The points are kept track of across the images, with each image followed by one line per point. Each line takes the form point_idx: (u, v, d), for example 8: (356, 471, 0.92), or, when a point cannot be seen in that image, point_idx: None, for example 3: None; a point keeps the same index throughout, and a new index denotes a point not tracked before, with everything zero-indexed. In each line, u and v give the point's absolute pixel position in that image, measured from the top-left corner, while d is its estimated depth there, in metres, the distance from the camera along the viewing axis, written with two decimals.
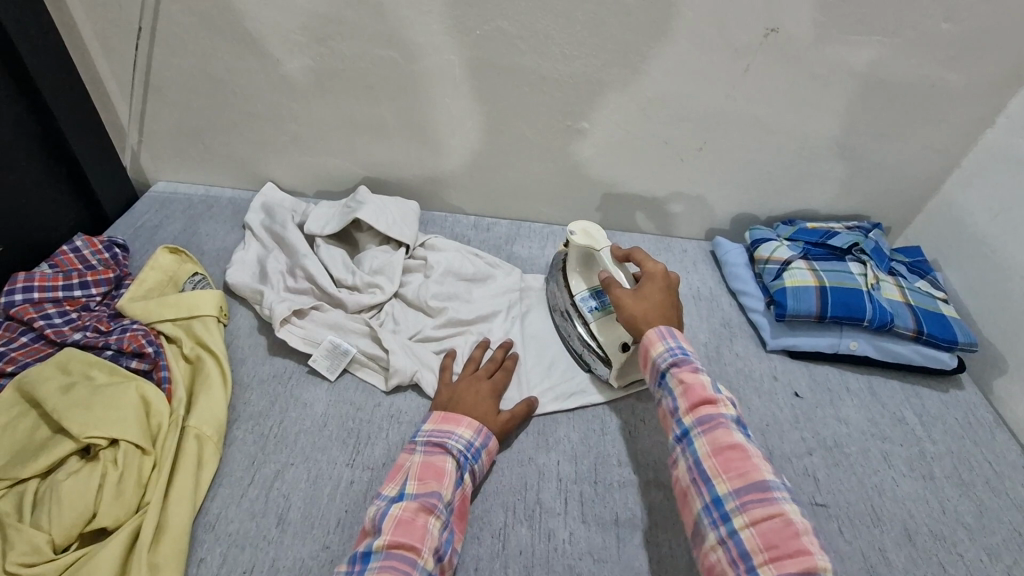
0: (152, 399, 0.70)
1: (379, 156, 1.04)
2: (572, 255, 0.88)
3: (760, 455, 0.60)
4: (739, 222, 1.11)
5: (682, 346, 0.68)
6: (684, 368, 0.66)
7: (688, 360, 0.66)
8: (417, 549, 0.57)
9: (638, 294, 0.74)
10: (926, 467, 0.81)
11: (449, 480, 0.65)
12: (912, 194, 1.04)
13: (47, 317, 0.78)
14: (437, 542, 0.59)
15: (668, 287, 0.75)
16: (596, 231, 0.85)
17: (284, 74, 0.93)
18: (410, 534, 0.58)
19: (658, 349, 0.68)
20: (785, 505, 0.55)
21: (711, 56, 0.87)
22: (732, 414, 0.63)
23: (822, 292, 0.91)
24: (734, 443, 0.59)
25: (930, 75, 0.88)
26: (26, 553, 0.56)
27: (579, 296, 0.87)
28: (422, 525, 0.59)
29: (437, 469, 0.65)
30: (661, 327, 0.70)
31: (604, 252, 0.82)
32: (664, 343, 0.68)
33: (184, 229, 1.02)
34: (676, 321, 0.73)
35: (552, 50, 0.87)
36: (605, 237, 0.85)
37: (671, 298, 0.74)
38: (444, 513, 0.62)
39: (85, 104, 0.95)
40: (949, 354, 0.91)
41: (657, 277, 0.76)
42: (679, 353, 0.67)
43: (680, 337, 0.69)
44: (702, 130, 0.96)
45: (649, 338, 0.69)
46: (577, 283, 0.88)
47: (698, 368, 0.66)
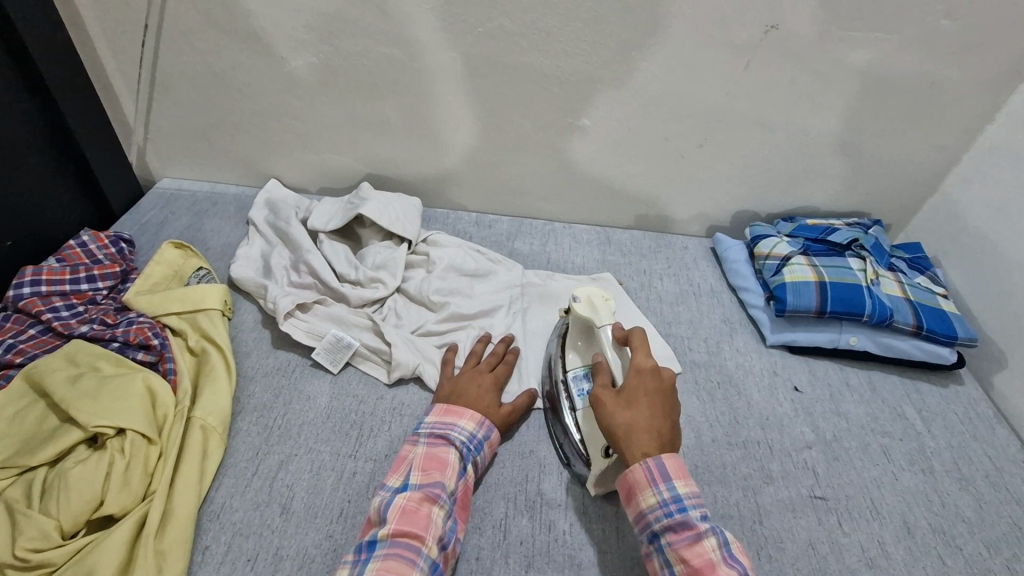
0: (158, 390, 0.71)
1: (382, 153, 1.05)
2: (574, 324, 0.83)
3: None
4: (739, 219, 1.11)
5: (676, 492, 0.60)
6: (680, 533, 0.58)
7: (689, 524, 0.58)
8: (421, 537, 0.58)
9: (624, 401, 0.66)
10: (926, 461, 0.82)
11: (451, 471, 0.66)
12: (913, 190, 1.04)
13: (54, 309, 0.79)
14: (441, 531, 0.60)
15: (663, 390, 0.66)
16: (600, 299, 0.80)
17: (288, 72, 0.94)
18: (414, 523, 0.59)
19: (647, 498, 0.60)
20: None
21: (712, 53, 0.88)
22: (717, 540, 0.58)
23: (821, 288, 0.91)
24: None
25: (929, 71, 0.88)
26: (35, 539, 0.57)
27: (572, 373, 0.80)
28: (426, 515, 0.60)
29: (440, 460, 0.66)
30: (651, 460, 0.61)
31: (604, 330, 0.77)
32: (654, 490, 0.60)
33: (189, 225, 1.04)
34: (669, 440, 0.64)
35: (553, 48, 0.88)
36: (609, 309, 0.79)
37: (664, 403, 0.66)
38: (447, 503, 0.62)
39: (92, 101, 0.96)
40: (949, 350, 0.92)
41: (649, 377, 0.67)
42: (676, 512, 0.59)
43: (674, 476, 0.61)
44: (703, 127, 0.97)
45: (635, 475, 0.61)
46: (573, 359, 0.81)
47: (701, 534, 0.57)
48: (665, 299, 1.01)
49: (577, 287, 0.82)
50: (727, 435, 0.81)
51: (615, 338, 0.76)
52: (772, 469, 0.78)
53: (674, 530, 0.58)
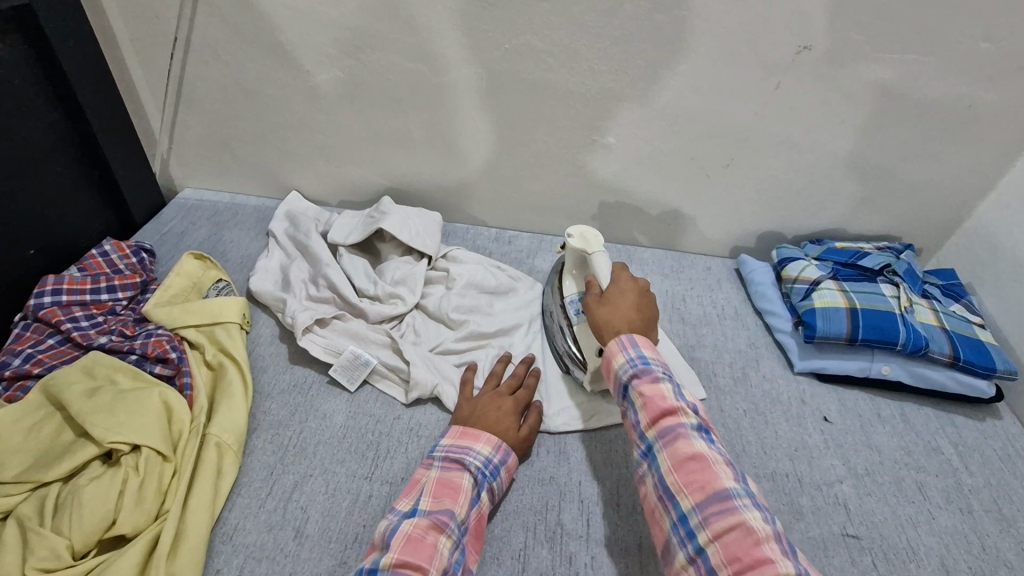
0: (174, 406, 0.70)
1: (403, 167, 1.04)
2: (568, 258, 0.87)
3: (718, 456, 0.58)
4: (765, 240, 1.09)
5: (650, 374, 0.64)
6: (643, 376, 0.64)
7: (650, 370, 0.64)
8: (424, 569, 0.55)
9: (605, 301, 0.74)
10: (964, 499, 0.78)
11: (464, 497, 0.63)
12: (946, 215, 1.01)
13: (74, 320, 0.79)
14: (446, 563, 0.57)
15: (639, 292, 0.75)
16: (593, 235, 0.83)
17: (314, 86, 0.94)
18: (419, 553, 0.56)
19: (617, 360, 0.67)
20: (747, 512, 0.52)
21: (741, 72, 0.86)
22: (693, 422, 0.60)
23: (852, 315, 0.88)
24: (688, 448, 0.57)
25: (967, 95, 0.86)
26: (46, 559, 0.56)
27: (568, 298, 0.87)
28: (432, 544, 0.57)
29: (453, 486, 0.64)
30: (623, 335, 0.69)
31: (597, 258, 0.81)
32: (626, 358, 0.66)
33: (209, 236, 1.03)
34: (642, 329, 0.72)
35: (580, 65, 0.87)
36: (601, 241, 0.83)
37: (642, 304, 0.74)
38: (455, 532, 0.60)
39: (118, 111, 0.97)
40: (987, 381, 0.88)
41: (627, 285, 0.76)
42: (640, 364, 0.65)
43: (654, 373, 0.64)
44: (730, 146, 0.95)
45: (612, 349, 0.68)
46: (570, 285, 0.87)
47: (660, 377, 0.63)
48: (688, 320, 0.99)
49: (569, 226, 0.85)
50: (754, 466, 0.79)
51: (608, 266, 0.80)
52: (802, 503, 0.75)
53: (654, 424, 0.61)
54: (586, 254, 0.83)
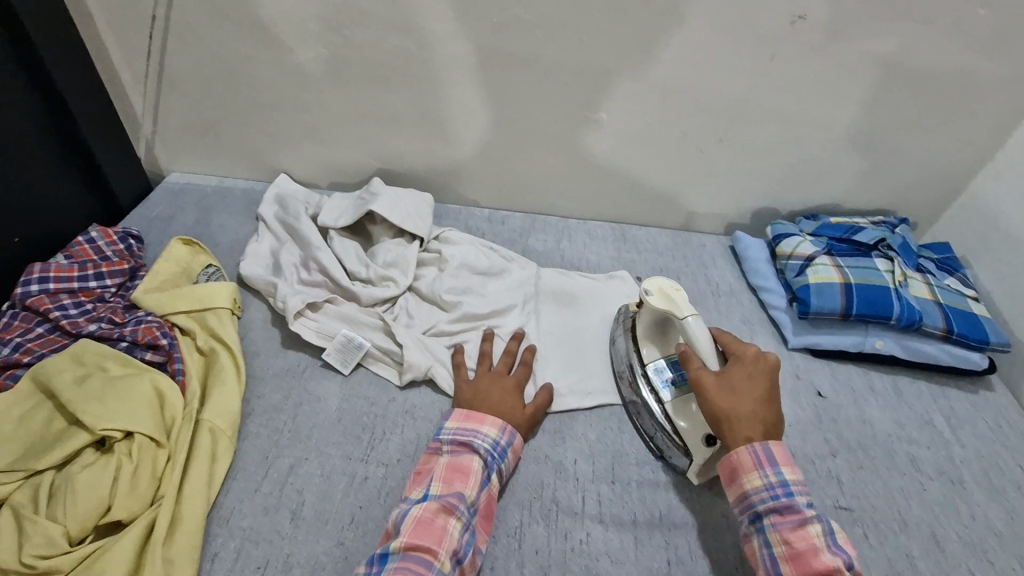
0: (167, 392, 0.69)
1: (393, 147, 1.02)
2: (644, 316, 0.80)
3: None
4: (760, 216, 1.08)
5: (784, 478, 0.62)
6: (786, 516, 0.60)
7: (794, 508, 0.60)
8: (434, 551, 0.57)
9: (727, 386, 0.67)
10: (954, 470, 0.79)
11: (474, 480, 0.64)
12: (940, 188, 1.01)
13: (62, 307, 0.78)
14: (457, 545, 0.58)
15: (769, 380, 0.68)
16: (674, 291, 0.75)
17: (298, 64, 0.92)
18: (428, 536, 0.58)
19: (752, 479, 0.63)
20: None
21: (735, 43, 0.84)
22: (821, 528, 0.59)
23: (847, 290, 0.88)
24: (818, 567, 0.57)
25: (963, 63, 0.84)
26: (41, 546, 0.56)
27: (653, 365, 0.78)
28: (441, 527, 0.59)
29: (463, 469, 0.65)
30: (757, 445, 0.64)
31: (689, 321, 0.72)
32: (761, 472, 0.63)
33: (197, 221, 1.02)
34: (774, 427, 0.66)
35: (570, 39, 0.85)
36: (687, 300, 0.74)
37: (766, 390, 0.68)
38: (465, 515, 0.60)
39: (99, 93, 0.94)
40: (980, 354, 0.88)
41: (752, 366, 0.69)
42: (782, 496, 0.61)
43: (781, 461, 0.63)
44: (724, 121, 0.93)
45: (741, 459, 0.64)
46: (649, 350, 0.79)
47: (807, 518, 0.60)
48: None
49: (646, 279, 0.77)
50: None
51: (704, 330, 0.71)
52: None
53: (779, 513, 0.61)
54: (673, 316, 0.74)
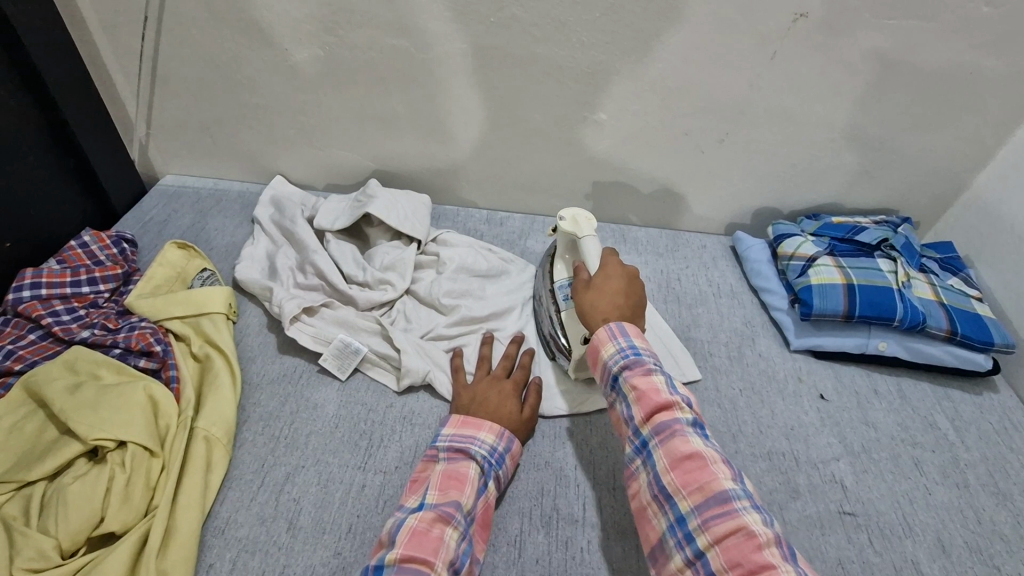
0: (161, 401, 0.68)
1: (390, 149, 1.01)
2: (561, 241, 0.85)
3: (689, 410, 0.59)
4: (761, 216, 1.07)
5: (635, 345, 0.64)
6: (635, 369, 0.62)
7: (654, 390, 0.60)
8: (431, 562, 0.55)
9: (593, 287, 0.72)
10: (960, 474, 0.78)
11: (471, 488, 0.63)
12: (944, 187, 1.00)
13: (54, 314, 0.77)
14: (453, 556, 0.57)
15: (629, 278, 0.73)
16: (585, 219, 0.81)
17: (293, 65, 0.91)
18: (423, 547, 0.56)
19: (608, 351, 0.65)
20: (747, 516, 0.50)
21: (736, 42, 0.83)
22: (689, 418, 0.58)
23: (849, 291, 0.87)
24: (660, 401, 0.59)
25: (968, 61, 0.83)
26: (33, 559, 0.55)
27: (558, 282, 0.85)
28: (438, 537, 0.57)
29: (460, 476, 0.63)
30: (611, 323, 0.67)
31: (587, 242, 0.79)
32: (614, 343, 0.65)
33: (192, 224, 1.01)
34: (630, 317, 0.69)
35: (568, 38, 0.84)
36: (592, 226, 0.81)
37: (629, 290, 0.72)
38: (462, 524, 0.59)
39: (91, 96, 0.93)
40: (984, 356, 0.88)
41: (614, 270, 0.73)
42: (632, 356, 0.63)
43: (631, 334, 0.66)
44: (725, 120, 0.92)
45: (600, 338, 0.67)
46: (560, 270, 0.86)
47: (672, 407, 0.58)
48: (683, 300, 0.97)
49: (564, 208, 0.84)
50: (750, 445, 0.78)
51: (598, 251, 0.79)
52: (798, 482, 0.75)
53: (650, 415, 0.59)
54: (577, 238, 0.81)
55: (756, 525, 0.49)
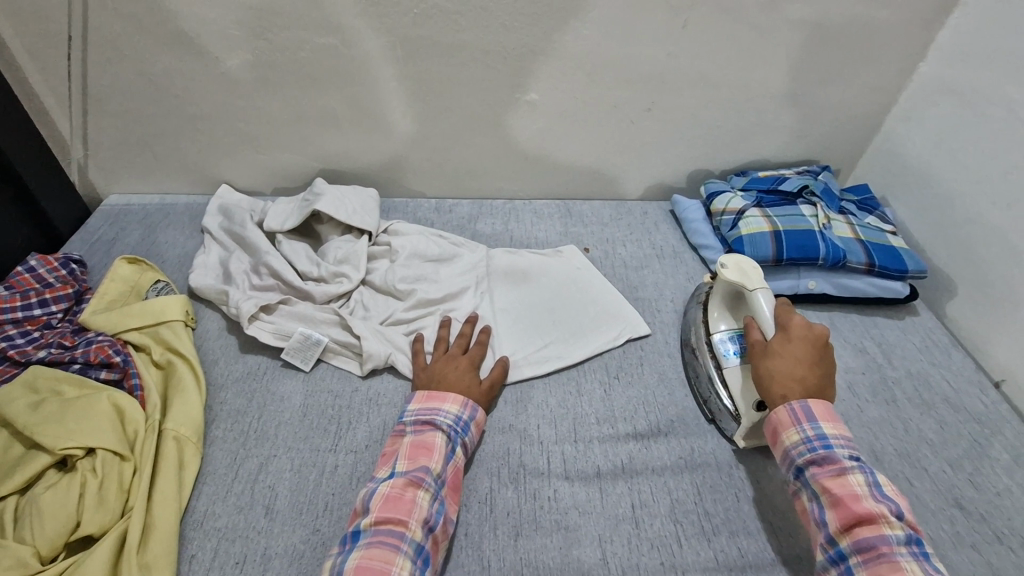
0: (126, 408, 0.69)
1: (333, 147, 1.03)
2: (720, 289, 0.84)
3: (900, 523, 0.57)
4: (695, 178, 1.13)
5: (823, 432, 0.64)
6: (869, 553, 0.55)
7: (874, 537, 0.56)
8: (404, 522, 0.59)
9: (775, 352, 0.71)
10: (888, 391, 0.85)
11: (439, 454, 0.66)
12: (856, 134, 1.07)
13: (8, 338, 0.77)
14: (427, 515, 0.61)
15: (814, 345, 0.70)
16: (750, 267, 0.79)
17: (226, 73, 0.92)
18: (398, 509, 0.60)
19: (790, 436, 0.65)
20: (909, 566, 0.54)
21: (649, 14, 0.88)
22: (917, 563, 0.54)
23: (777, 237, 0.94)
24: (862, 511, 0.57)
25: (859, 15, 0.91)
26: (12, 568, 0.56)
27: (718, 336, 0.83)
28: (410, 500, 0.61)
29: (428, 445, 0.67)
30: (794, 404, 0.66)
31: (758, 295, 0.77)
32: (798, 428, 0.65)
33: (142, 239, 1.01)
34: (817, 391, 0.67)
35: (493, 24, 0.88)
36: (761, 275, 0.78)
37: (817, 355, 0.69)
38: (432, 486, 0.63)
39: (23, 122, 0.92)
40: (901, 283, 0.96)
41: (797, 333, 0.71)
42: (819, 450, 0.63)
43: (821, 419, 0.65)
44: (650, 89, 0.97)
45: (781, 418, 0.66)
46: (717, 319, 0.84)
47: (894, 552, 0.55)
48: (629, 264, 1.02)
49: (724, 255, 0.82)
50: None
51: (769, 303, 0.76)
52: None
53: (862, 551, 0.56)
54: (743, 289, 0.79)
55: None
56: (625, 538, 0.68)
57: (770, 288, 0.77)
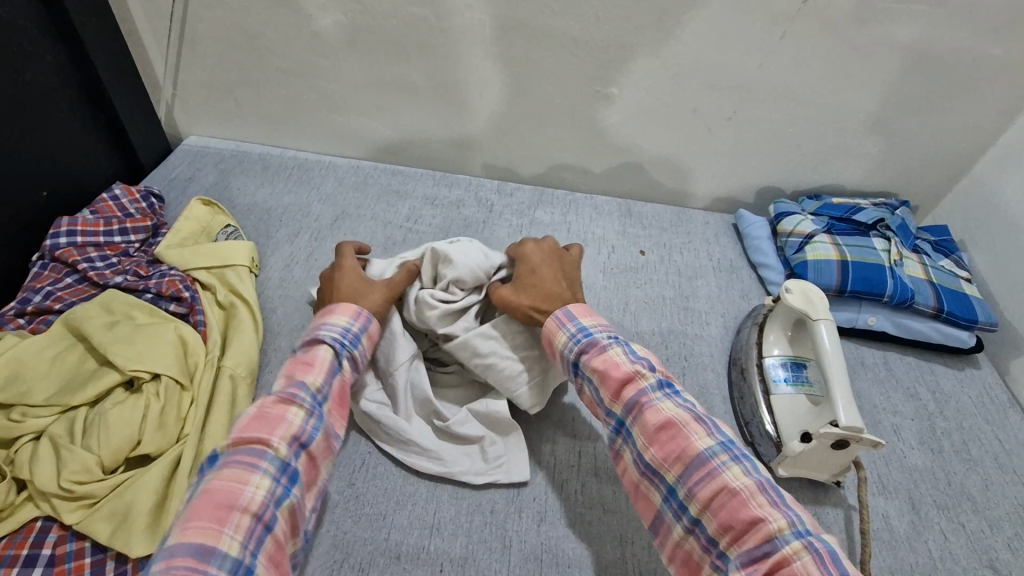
0: (190, 340, 0.73)
1: (408, 117, 1.05)
2: (784, 315, 0.83)
3: (708, 432, 0.53)
4: (764, 195, 1.10)
5: (584, 326, 0.64)
6: (687, 466, 0.52)
7: (680, 448, 0.52)
8: (267, 440, 0.51)
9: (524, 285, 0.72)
10: (936, 441, 0.82)
11: (321, 368, 0.59)
12: (943, 172, 1.02)
13: (89, 260, 0.82)
14: (298, 431, 0.53)
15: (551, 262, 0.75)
16: (816, 295, 0.78)
17: (317, 31, 0.94)
18: (261, 426, 0.52)
19: (561, 340, 0.65)
20: (728, 472, 0.50)
21: (746, 21, 0.86)
22: (736, 467, 0.50)
23: (843, 267, 0.91)
24: (661, 423, 0.54)
25: (971, 47, 0.86)
26: (78, 472, 0.61)
27: (770, 361, 0.81)
28: (279, 415, 0.53)
29: (306, 360, 0.59)
30: (557, 311, 0.67)
31: (820, 326, 0.75)
32: (564, 331, 0.65)
33: (216, 183, 1.05)
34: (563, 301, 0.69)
35: (585, 12, 0.87)
36: (826, 307, 0.77)
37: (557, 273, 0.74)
38: (307, 402, 0.55)
39: (124, 55, 0.97)
40: (968, 333, 0.92)
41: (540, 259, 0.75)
42: (583, 339, 0.63)
43: (580, 316, 0.66)
44: (732, 98, 0.95)
45: (549, 327, 0.66)
46: (774, 343, 0.83)
47: (704, 461, 0.51)
48: (683, 273, 1.01)
49: (790, 280, 0.80)
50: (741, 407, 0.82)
51: (831, 338, 0.74)
52: None
53: (678, 463, 0.52)
54: (806, 319, 0.77)
55: (773, 516, 0.46)
56: (647, 542, 0.67)
57: (834, 322, 0.76)
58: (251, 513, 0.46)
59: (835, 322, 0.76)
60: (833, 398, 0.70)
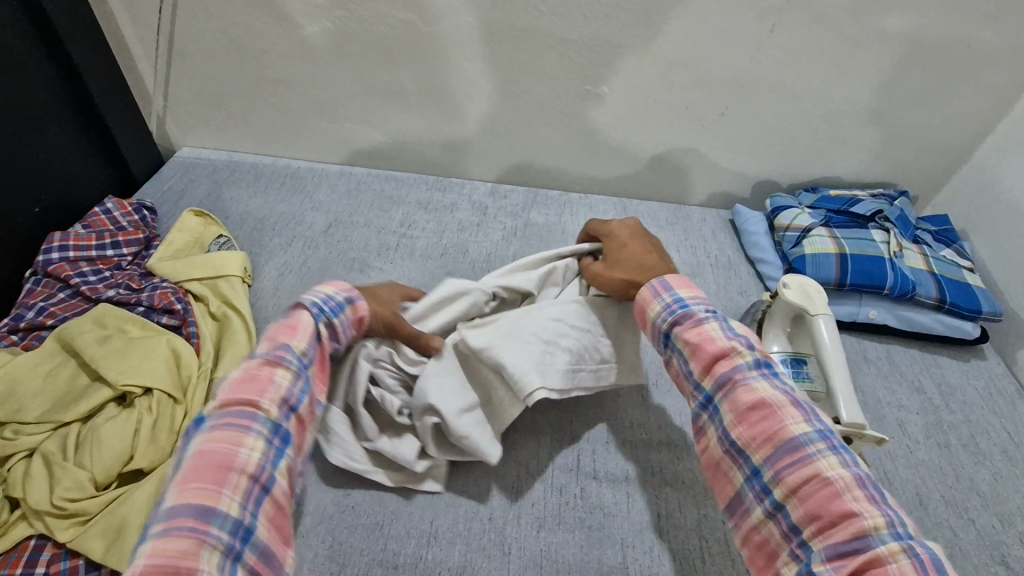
0: (182, 352, 0.73)
1: (399, 122, 1.04)
2: (780, 310, 0.80)
3: (805, 418, 0.49)
4: (760, 189, 1.09)
5: (680, 298, 0.60)
6: (777, 449, 0.49)
7: (772, 430, 0.49)
8: (257, 402, 0.45)
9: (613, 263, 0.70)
10: (943, 435, 0.81)
11: (306, 334, 0.51)
12: (942, 161, 1.01)
13: (82, 275, 0.82)
14: (287, 394, 0.47)
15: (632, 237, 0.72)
16: (814, 289, 0.77)
17: (305, 38, 0.94)
18: (248, 389, 0.46)
19: (654, 309, 0.61)
20: (823, 461, 0.46)
21: (736, 15, 0.85)
22: (832, 458, 0.47)
23: (842, 260, 0.90)
24: (756, 403, 0.50)
25: (965, 33, 0.85)
26: (71, 489, 0.60)
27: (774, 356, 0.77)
28: (267, 378, 0.46)
29: (290, 323, 0.51)
30: (654, 280, 0.62)
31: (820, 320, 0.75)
32: (659, 300, 0.61)
33: (209, 194, 1.05)
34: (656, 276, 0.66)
35: (573, 11, 0.86)
36: (824, 301, 0.77)
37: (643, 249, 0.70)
38: (295, 364, 0.49)
39: (113, 69, 0.97)
40: (972, 324, 0.91)
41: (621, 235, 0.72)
42: (679, 310, 0.59)
43: (678, 288, 0.61)
44: (725, 93, 0.94)
45: (644, 296, 0.62)
46: (774, 340, 0.79)
47: (799, 447, 0.48)
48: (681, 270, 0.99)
49: (786, 275, 0.79)
50: None
51: (833, 332, 0.75)
52: None
53: (768, 446, 0.49)
54: (805, 314, 0.77)
55: (869, 512, 0.43)
56: (649, 545, 0.66)
57: (833, 316, 0.76)
58: (248, 474, 0.42)
59: (834, 316, 0.76)
60: (836, 395, 0.69)
